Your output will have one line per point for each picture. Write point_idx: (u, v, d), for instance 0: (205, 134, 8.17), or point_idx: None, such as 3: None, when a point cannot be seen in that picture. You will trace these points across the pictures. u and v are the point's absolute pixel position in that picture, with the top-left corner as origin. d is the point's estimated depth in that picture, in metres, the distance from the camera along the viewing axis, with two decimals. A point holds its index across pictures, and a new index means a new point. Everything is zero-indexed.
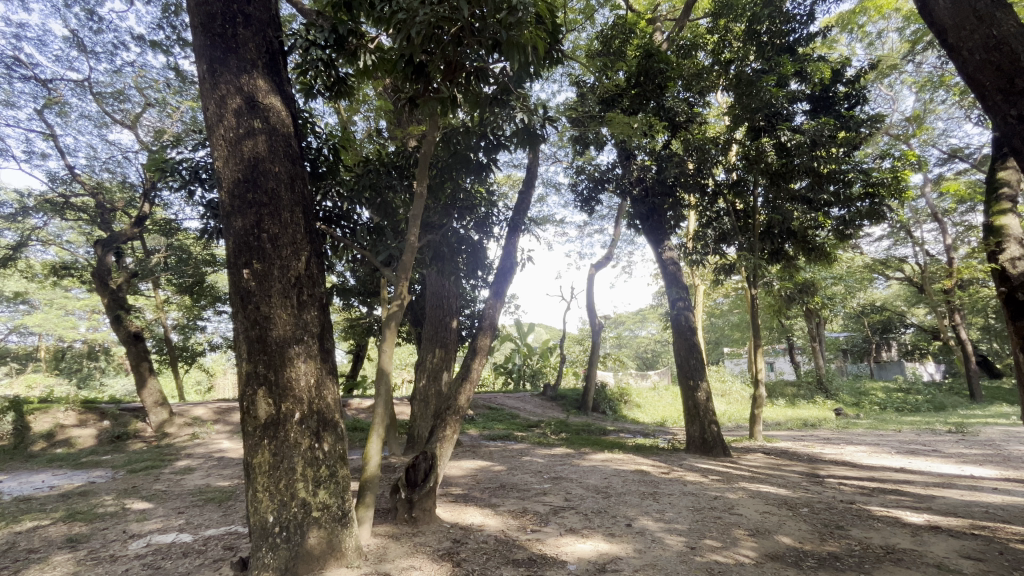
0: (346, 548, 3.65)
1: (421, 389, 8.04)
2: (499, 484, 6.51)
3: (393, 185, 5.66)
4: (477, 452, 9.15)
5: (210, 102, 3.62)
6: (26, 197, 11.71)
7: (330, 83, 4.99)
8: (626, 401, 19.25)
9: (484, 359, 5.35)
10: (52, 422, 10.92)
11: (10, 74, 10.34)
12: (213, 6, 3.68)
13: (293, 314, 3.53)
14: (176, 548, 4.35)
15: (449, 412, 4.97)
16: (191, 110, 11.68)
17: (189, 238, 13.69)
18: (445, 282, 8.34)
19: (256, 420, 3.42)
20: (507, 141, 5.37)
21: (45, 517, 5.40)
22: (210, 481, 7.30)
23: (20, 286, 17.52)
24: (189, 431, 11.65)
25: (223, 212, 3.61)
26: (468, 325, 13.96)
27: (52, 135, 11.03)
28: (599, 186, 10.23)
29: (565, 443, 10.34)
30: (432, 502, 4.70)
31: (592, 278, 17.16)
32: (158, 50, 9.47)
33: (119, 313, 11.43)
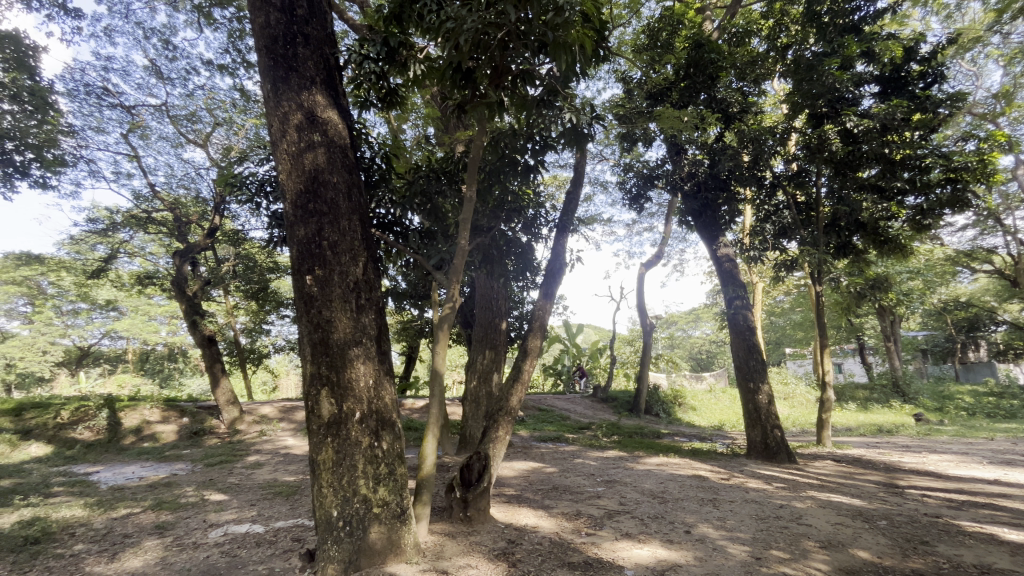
0: (406, 544, 3.77)
1: (472, 390, 8.16)
2: (552, 486, 6.49)
3: (443, 190, 5.81)
4: (529, 453, 9.16)
5: (274, 118, 3.84)
6: (115, 213, 12.96)
7: (382, 94, 5.20)
8: (681, 403, 18.70)
9: (535, 360, 5.35)
10: (139, 419, 11.95)
11: (101, 103, 11.44)
12: (276, 28, 3.88)
13: (352, 317, 3.69)
14: (249, 538, 4.64)
15: (501, 413, 5.03)
16: (254, 127, 12.45)
17: (255, 247, 14.59)
18: (494, 284, 8.39)
19: (320, 419, 3.60)
20: (555, 142, 5.34)
21: (137, 505, 5.93)
22: (278, 476, 7.74)
23: (112, 294, 19.32)
24: (258, 428, 12.42)
25: (287, 222, 3.82)
26: (517, 326, 13.99)
27: (136, 156, 12.08)
28: (649, 182, 10.03)
29: (617, 445, 10.16)
30: (486, 502, 4.75)
31: (643, 277, 16.77)
32: (225, 73, 10.16)
33: (196, 318, 12.35)
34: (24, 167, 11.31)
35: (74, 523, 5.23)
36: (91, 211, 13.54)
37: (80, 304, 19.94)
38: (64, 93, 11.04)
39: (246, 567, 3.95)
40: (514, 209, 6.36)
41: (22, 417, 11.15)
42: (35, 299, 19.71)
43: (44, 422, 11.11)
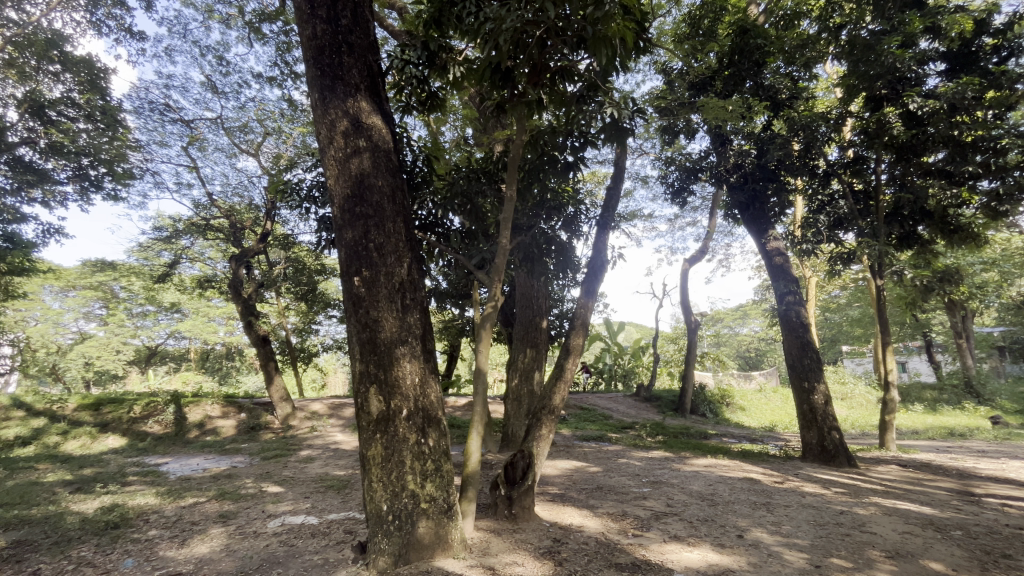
0: (452, 540, 3.84)
1: (514, 388, 8.19)
2: (596, 486, 6.43)
3: (483, 190, 5.87)
4: (572, 452, 9.11)
5: (322, 125, 3.98)
6: (177, 222, 13.85)
7: (424, 98, 5.28)
8: (728, 403, 18.08)
9: (578, 359, 5.30)
10: (202, 414, 12.72)
11: (163, 118, 12.23)
12: (322, 39, 4.01)
13: (398, 317, 3.78)
14: (305, 529, 4.86)
15: (545, 412, 5.04)
16: (301, 135, 12.93)
17: (304, 250, 15.24)
18: (534, 282, 8.37)
19: (370, 416, 3.71)
20: (595, 137, 5.27)
21: (202, 495, 6.32)
22: (329, 470, 8.05)
23: (176, 296, 20.71)
24: (309, 424, 12.96)
25: (336, 225, 3.96)
26: (557, 325, 13.92)
27: (195, 167, 12.83)
28: (691, 175, 9.77)
29: (663, 446, 9.94)
30: (531, 500, 4.76)
31: (687, 273, 16.30)
32: (274, 85, 10.63)
33: (251, 319, 12.99)
34: (98, 180, 12.32)
35: (148, 510, 5.64)
36: (156, 220, 14.54)
37: (149, 307, 21.47)
38: (131, 111, 11.90)
39: (302, 556, 4.13)
40: (553, 207, 6.34)
41: (101, 411, 12.14)
42: (110, 303, 21.40)
43: (119, 416, 12.05)
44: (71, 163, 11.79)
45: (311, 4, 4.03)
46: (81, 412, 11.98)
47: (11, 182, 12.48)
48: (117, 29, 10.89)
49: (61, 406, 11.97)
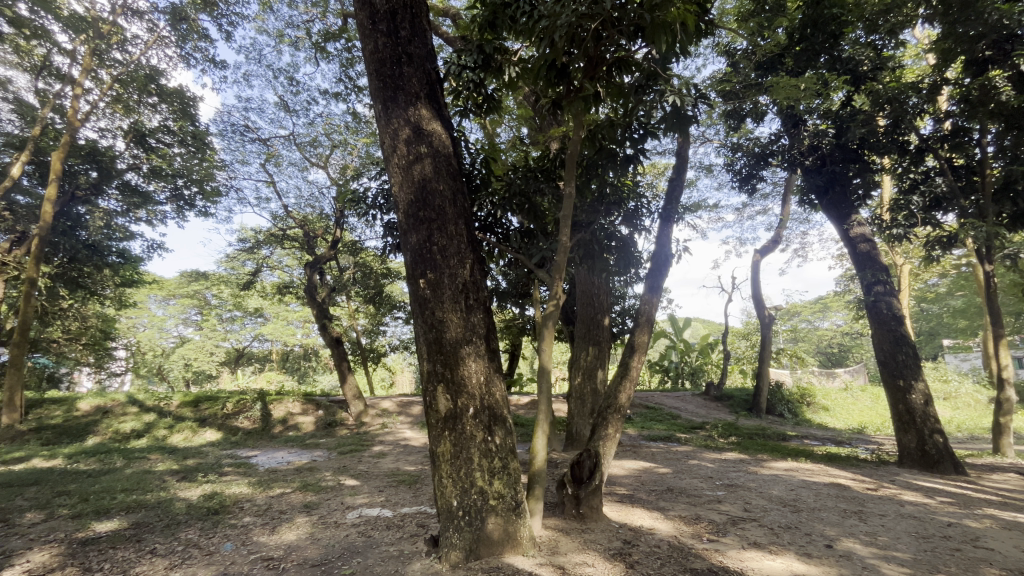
0: (521, 537, 3.87)
1: (577, 387, 8.12)
2: (667, 487, 6.22)
3: (542, 189, 5.82)
4: (639, 453, 8.86)
5: (386, 135, 4.15)
6: (258, 234, 15.01)
7: (481, 102, 5.37)
8: (809, 403, 16.87)
9: (644, 356, 5.15)
10: (285, 411, 13.69)
11: (244, 139, 13.30)
12: (383, 52, 4.17)
13: (463, 316, 3.86)
14: (380, 521, 5.09)
15: (610, 411, 4.94)
16: (365, 146, 13.53)
17: (371, 256, 15.73)
18: (595, 279, 8.15)
19: (438, 413, 3.82)
20: (656, 128, 5.11)
21: (288, 486, 6.81)
22: (400, 465, 8.39)
23: (259, 302, 22.48)
24: (380, 421, 13.58)
25: (401, 230, 4.11)
26: (620, 322, 13.65)
27: (272, 182, 13.85)
28: (761, 160, 9.30)
29: (737, 447, 9.45)
30: (599, 500, 4.71)
31: (758, 265, 15.38)
32: (340, 100, 11.22)
33: (325, 321, 13.81)
34: (191, 199, 13.77)
35: (243, 498, 6.16)
36: (241, 232, 15.84)
37: (237, 312, 23.43)
38: (217, 134, 13.06)
39: (379, 547, 4.33)
40: (613, 201, 6.13)
41: (200, 407, 13.42)
42: (204, 309, 23.63)
43: (215, 412, 13.26)
44: (169, 184, 13.49)
45: (372, 20, 4.21)
46: (183, 408, 13.29)
47: (122, 205, 14.16)
48: (203, 60, 12.00)
49: (167, 403, 13.34)
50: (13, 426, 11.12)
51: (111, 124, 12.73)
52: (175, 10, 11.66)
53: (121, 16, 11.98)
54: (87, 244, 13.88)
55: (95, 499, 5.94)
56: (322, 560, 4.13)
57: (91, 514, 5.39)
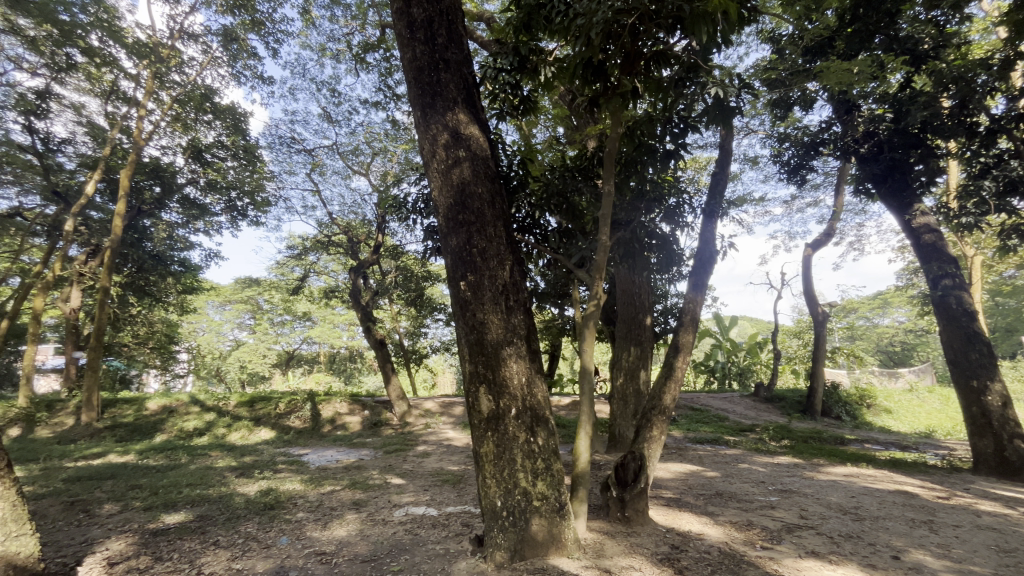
0: (566, 539, 3.85)
1: (619, 388, 7.99)
2: (715, 492, 6.02)
3: (579, 188, 5.76)
4: (685, 455, 8.63)
5: (425, 140, 4.23)
6: (305, 241, 15.66)
7: (517, 103, 5.40)
8: (870, 405, 15.89)
9: (689, 356, 5.00)
10: (333, 411, 14.19)
11: (291, 150, 13.90)
12: (421, 60, 4.25)
13: (503, 317, 3.89)
14: (426, 519, 5.19)
15: (655, 412, 4.83)
16: (404, 153, 13.83)
17: (412, 259, 16.03)
18: (635, 278, 8.02)
19: (481, 414, 3.85)
20: (697, 121, 4.98)
21: (337, 483, 7.06)
22: (443, 465, 8.53)
23: (307, 307, 23.42)
24: (423, 422, 13.86)
25: (441, 233, 4.18)
26: (663, 322, 13.34)
27: (317, 191, 14.40)
28: (811, 150, 8.87)
29: (790, 451, 9.03)
30: (644, 503, 4.62)
31: (810, 260, 14.65)
32: (380, 109, 11.55)
33: (369, 324, 14.23)
34: (244, 210, 14.56)
35: (296, 495, 6.44)
36: (290, 240, 16.57)
37: (287, 316, 24.52)
38: (266, 147, 13.72)
39: (426, 545, 4.41)
40: (654, 198, 5.91)
41: (255, 407, 14.11)
42: (257, 314, 24.88)
43: (269, 412, 13.91)
44: (223, 197, 14.33)
45: (410, 28, 4.29)
46: (239, 408, 14.01)
47: (183, 217, 15.13)
48: (253, 77, 12.63)
49: (225, 403, 14.11)
50: (91, 424, 12.08)
51: (171, 142, 13.60)
52: (226, 31, 12.35)
53: (178, 40, 12.78)
54: (152, 254, 15.18)
55: (163, 493, 6.36)
56: (371, 556, 4.26)
57: (160, 507, 5.78)
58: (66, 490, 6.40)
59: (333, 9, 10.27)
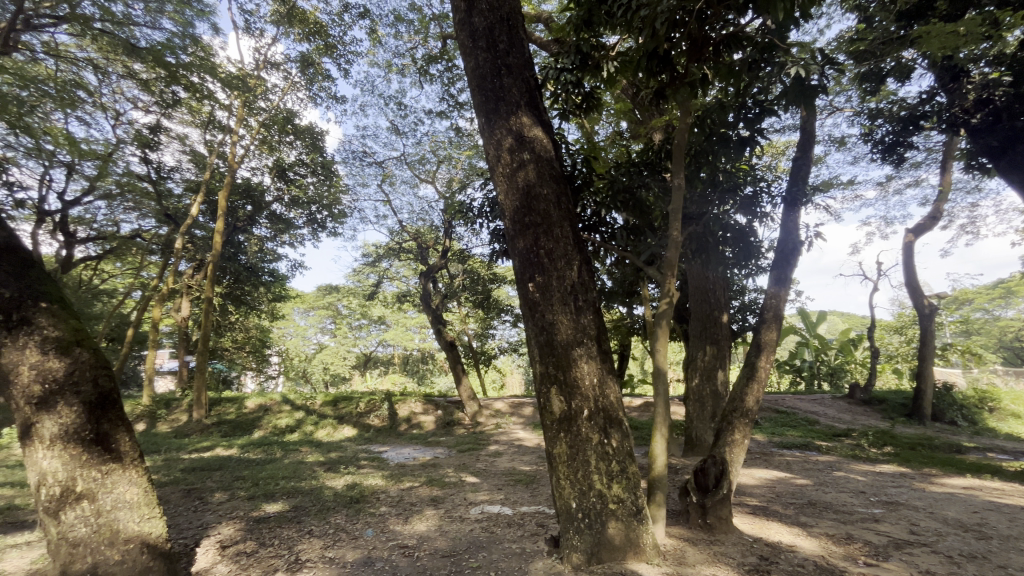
0: (645, 545, 3.75)
1: (695, 389, 7.64)
2: (808, 501, 5.58)
3: (646, 183, 5.63)
4: (771, 461, 8.08)
5: (491, 146, 4.30)
6: (378, 249, 16.50)
7: (580, 101, 5.37)
8: (993, 408, 13.98)
9: (773, 355, 4.69)
10: (409, 410, 14.81)
11: (363, 163, 14.70)
12: (484, 67, 4.33)
13: (573, 318, 3.86)
14: (502, 518, 5.28)
15: (736, 414, 4.57)
16: (468, 159, 14.15)
17: (478, 262, 16.33)
18: (709, 273, 7.65)
19: (552, 415, 3.85)
20: (775, 104, 4.69)
21: (416, 480, 7.37)
22: (515, 465, 8.62)
23: (382, 311, 24.64)
24: (494, 422, 14.10)
25: (508, 236, 4.22)
26: (740, 319, 12.59)
27: (388, 201, 15.14)
28: (911, 125, 7.98)
29: (895, 459, 8.17)
30: (728, 510, 4.38)
31: (912, 247, 13.18)
32: (444, 118, 11.92)
33: (440, 327, 14.71)
34: (323, 222, 15.67)
35: (379, 489, 6.80)
36: (364, 249, 17.54)
37: (364, 320, 25.98)
38: (342, 162, 14.64)
39: (502, 543, 4.49)
40: (728, 188, 5.55)
41: (338, 406, 15.03)
42: (337, 319, 26.60)
43: (350, 411, 14.79)
44: (305, 211, 15.50)
45: (472, 38, 4.39)
46: (324, 407, 15.01)
47: (271, 231, 16.52)
48: (328, 98, 13.54)
49: (312, 402, 15.18)
50: (201, 420, 13.51)
51: (259, 163, 14.88)
52: (303, 57, 13.32)
53: (263, 69, 13.97)
54: (247, 266, 16.73)
55: (263, 484, 6.97)
56: (451, 551, 4.40)
57: (261, 497, 6.34)
58: (184, 479, 7.21)
59: (397, 26, 10.73)
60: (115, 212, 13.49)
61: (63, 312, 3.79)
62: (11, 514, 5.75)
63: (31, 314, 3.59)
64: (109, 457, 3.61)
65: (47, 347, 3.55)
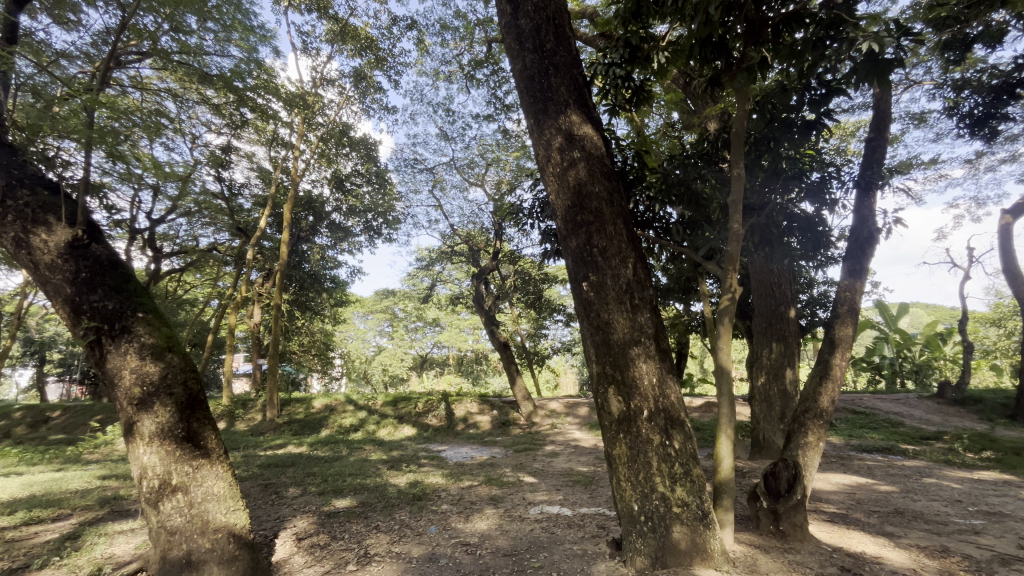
0: (713, 550, 3.60)
1: (761, 388, 7.27)
2: (894, 509, 5.16)
3: (703, 174, 5.55)
4: (849, 466, 7.54)
5: (540, 146, 4.29)
6: (431, 253, 16.94)
7: (630, 95, 5.26)
8: None
9: (849, 351, 4.39)
10: (465, 410, 15.11)
11: (415, 170, 15.15)
12: (532, 67, 4.33)
13: (629, 318, 3.79)
14: (561, 518, 5.26)
15: (808, 415, 4.30)
16: (516, 160, 14.22)
17: (528, 262, 16.36)
18: (773, 266, 7.25)
19: (611, 415, 3.79)
20: (843, 83, 4.38)
21: (475, 479, 7.50)
22: (573, 466, 8.57)
23: (437, 314, 25.26)
24: (550, 422, 14.09)
25: (560, 236, 4.19)
26: (809, 313, 11.84)
27: (439, 206, 15.53)
28: (1005, 95, 7.17)
29: (996, 466, 7.38)
30: (803, 517, 4.12)
31: (1010, 229, 11.84)
32: (491, 121, 12.06)
33: (493, 328, 14.88)
34: (379, 229, 16.31)
35: (440, 487, 6.99)
36: (418, 253, 18.05)
37: (420, 323, 26.74)
38: (395, 171, 15.17)
39: (563, 544, 4.47)
40: (792, 175, 5.23)
41: (398, 406, 15.55)
42: (394, 322, 27.55)
43: (409, 411, 15.27)
44: (362, 219, 16.18)
45: (519, 41, 4.40)
46: (385, 407, 15.58)
47: (332, 240, 17.37)
48: (380, 109, 14.07)
49: (374, 403, 15.82)
50: (275, 419, 14.42)
51: (319, 175, 15.69)
52: (356, 71, 13.92)
53: (320, 86, 14.72)
54: (311, 274, 17.72)
55: (332, 480, 7.34)
56: (512, 550, 4.44)
57: (330, 492, 6.69)
58: (262, 474, 7.74)
59: (444, 34, 10.98)
60: (194, 227, 14.70)
61: (157, 321, 4.17)
62: (117, 504, 6.40)
63: (131, 323, 3.98)
64: (198, 453, 3.93)
65: (144, 353, 3.93)
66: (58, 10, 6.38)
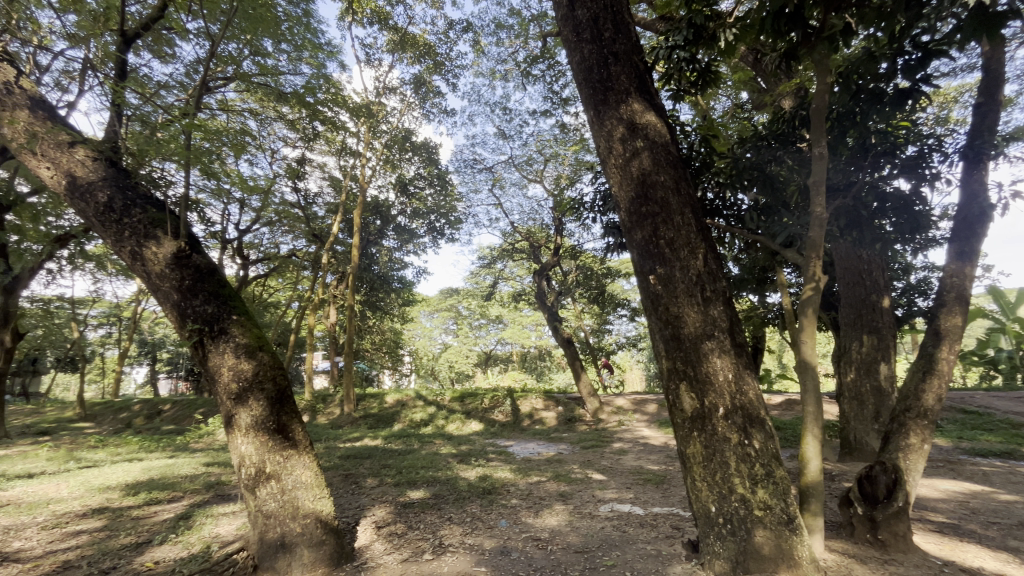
0: (801, 558, 3.36)
1: (850, 384, 6.68)
2: (1018, 521, 4.56)
3: (778, 156, 5.19)
4: (961, 471, 6.74)
5: (601, 138, 4.20)
6: (493, 251, 17.17)
7: (695, 78, 5.03)
8: None
9: (958, 344, 3.93)
10: (530, 406, 15.21)
11: (474, 170, 15.43)
12: (590, 57, 4.24)
13: (700, 310, 3.62)
14: (633, 518, 5.15)
15: (909, 414, 3.90)
16: (574, 154, 14.06)
17: (590, 257, 16.12)
18: (862, 252, 6.64)
19: (684, 413, 3.65)
20: (944, 43, 3.91)
21: (543, 474, 7.52)
22: (642, 464, 8.36)
23: (500, 311, 25.58)
24: (616, 418, 13.84)
25: (624, 228, 4.08)
26: (905, 302, 10.72)
27: (499, 204, 15.73)
28: None
29: None
30: (905, 526, 3.75)
31: None
32: (549, 116, 11.99)
33: (556, 324, 14.83)
34: (442, 229, 16.78)
35: (508, 482, 7.08)
36: (480, 251, 18.36)
37: (484, 320, 27.19)
38: (455, 172, 15.54)
39: (636, 543, 4.38)
40: (883, 150, 4.76)
41: (465, 402, 15.95)
42: (459, 320, 28.22)
43: (476, 406, 15.59)
44: (426, 220, 16.72)
45: (576, 32, 4.33)
46: (452, 403, 16.04)
47: (398, 242, 18.09)
48: (439, 113, 14.44)
49: (442, 398, 16.33)
50: (351, 413, 15.30)
51: (385, 180, 16.38)
52: (416, 78, 14.35)
53: (383, 95, 15.35)
54: (379, 275, 18.58)
55: (406, 472, 7.68)
56: (584, 547, 4.41)
57: (405, 484, 6.99)
58: (342, 465, 8.25)
59: (499, 33, 11.04)
60: (276, 236, 15.92)
61: (249, 322, 4.56)
62: (219, 489, 7.08)
63: (227, 325, 4.37)
64: (288, 444, 4.25)
65: (239, 352, 4.31)
66: (157, 46, 7.14)
